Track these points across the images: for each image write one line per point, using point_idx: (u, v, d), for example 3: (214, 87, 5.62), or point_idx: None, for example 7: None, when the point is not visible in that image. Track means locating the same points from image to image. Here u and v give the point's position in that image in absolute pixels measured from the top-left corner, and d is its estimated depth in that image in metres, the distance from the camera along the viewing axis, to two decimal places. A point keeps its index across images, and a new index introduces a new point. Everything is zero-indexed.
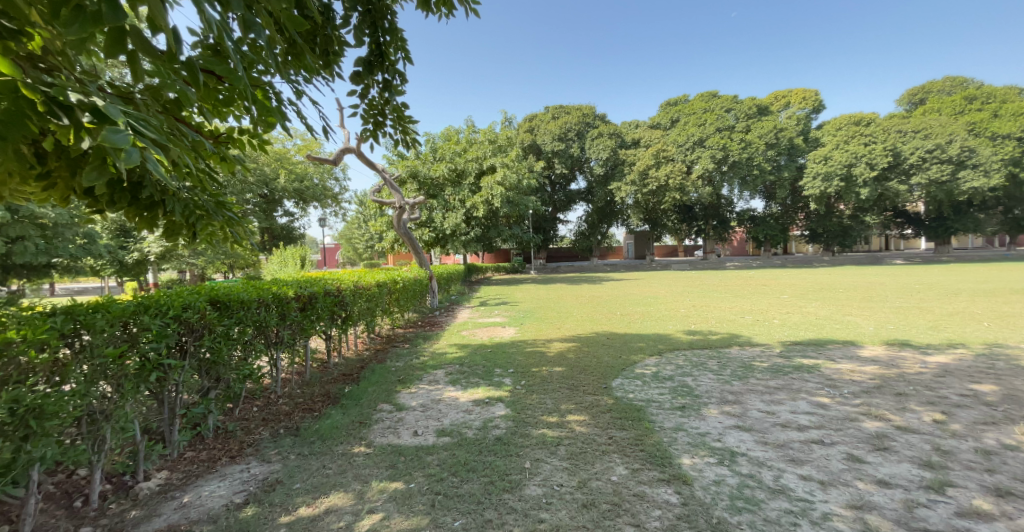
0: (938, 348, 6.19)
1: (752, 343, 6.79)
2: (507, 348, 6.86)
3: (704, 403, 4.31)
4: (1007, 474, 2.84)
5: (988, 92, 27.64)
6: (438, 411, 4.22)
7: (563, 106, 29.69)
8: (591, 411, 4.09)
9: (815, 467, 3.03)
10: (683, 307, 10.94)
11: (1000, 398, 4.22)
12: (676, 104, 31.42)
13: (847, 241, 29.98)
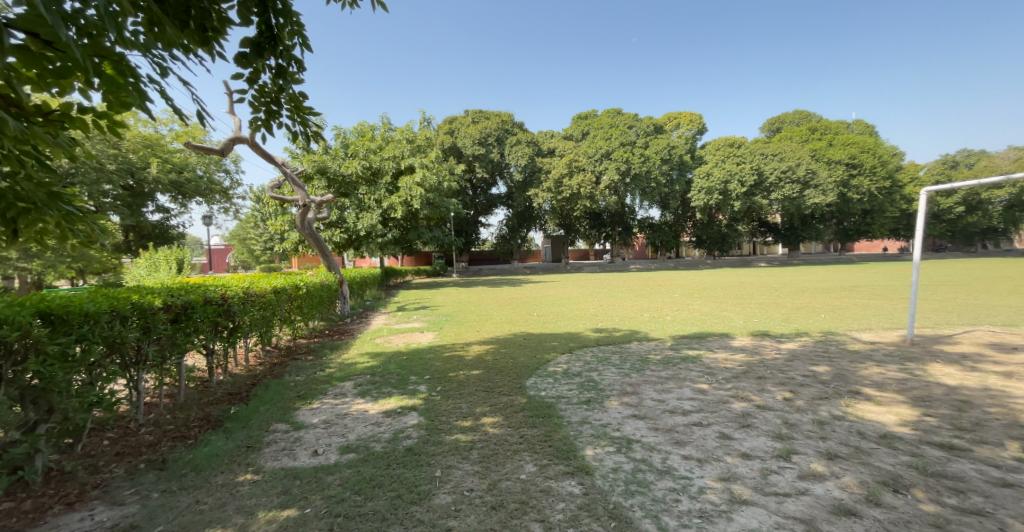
0: (790, 337, 7.37)
1: (648, 339, 7.44)
2: (423, 354, 6.65)
3: (607, 396, 4.61)
4: (834, 439, 3.47)
5: (825, 125, 33.81)
6: (342, 425, 3.94)
7: (482, 111, 29.67)
8: (504, 412, 4.13)
9: (695, 446, 3.40)
10: (592, 306, 11.62)
11: (831, 376, 5.15)
12: (585, 117, 33.43)
13: (726, 247, 34.44)
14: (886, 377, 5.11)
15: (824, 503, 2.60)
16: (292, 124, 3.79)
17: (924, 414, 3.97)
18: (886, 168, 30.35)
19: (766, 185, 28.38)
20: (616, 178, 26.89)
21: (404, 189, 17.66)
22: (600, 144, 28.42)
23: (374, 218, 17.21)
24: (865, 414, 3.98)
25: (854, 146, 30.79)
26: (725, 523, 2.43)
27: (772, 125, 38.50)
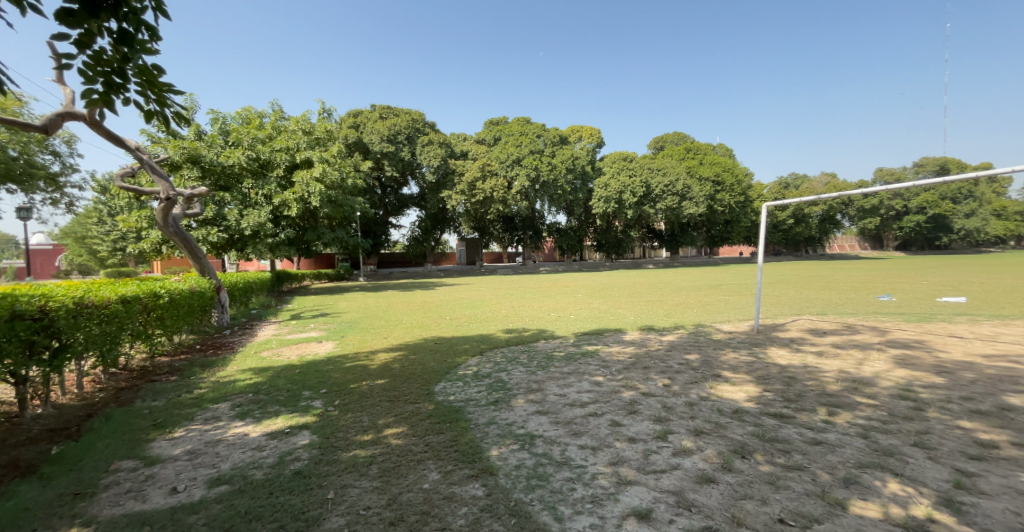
0: (671, 330, 8.30)
1: (553, 337, 7.78)
2: (321, 365, 6.11)
3: (513, 395, 4.70)
4: (700, 417, 3.98)
5: (697, 147, 38.98)
6: (214, 453, 3.43)
7: (390, 107, 27.98)
8: (409, 421, 3.97)
9: (591, 436, 3.63)
10: (502, 308, 11.79)
11: (700, 362, 5.92)
12: (496, 123, 33.78)
13: (621, 250, 37.63)
14: (741, 361, 6.03)
15: (692, 475, 2.96)
16: (144, 102, 3.22)
17: (765, 390, 4.77)
18: (742, 185, 35.96)
19: (653, 197, 31.64)
20: (526, 184, 27.65)
21: (300, 185, 16.01)
22: (511, 150, 28.95)
23: (264, 214, 15.39)
24: (725, 393, 4.65)
25: (717, 166, 35.94)
26: (613, 504, 2.63)
27: (657, 143, 43.07)
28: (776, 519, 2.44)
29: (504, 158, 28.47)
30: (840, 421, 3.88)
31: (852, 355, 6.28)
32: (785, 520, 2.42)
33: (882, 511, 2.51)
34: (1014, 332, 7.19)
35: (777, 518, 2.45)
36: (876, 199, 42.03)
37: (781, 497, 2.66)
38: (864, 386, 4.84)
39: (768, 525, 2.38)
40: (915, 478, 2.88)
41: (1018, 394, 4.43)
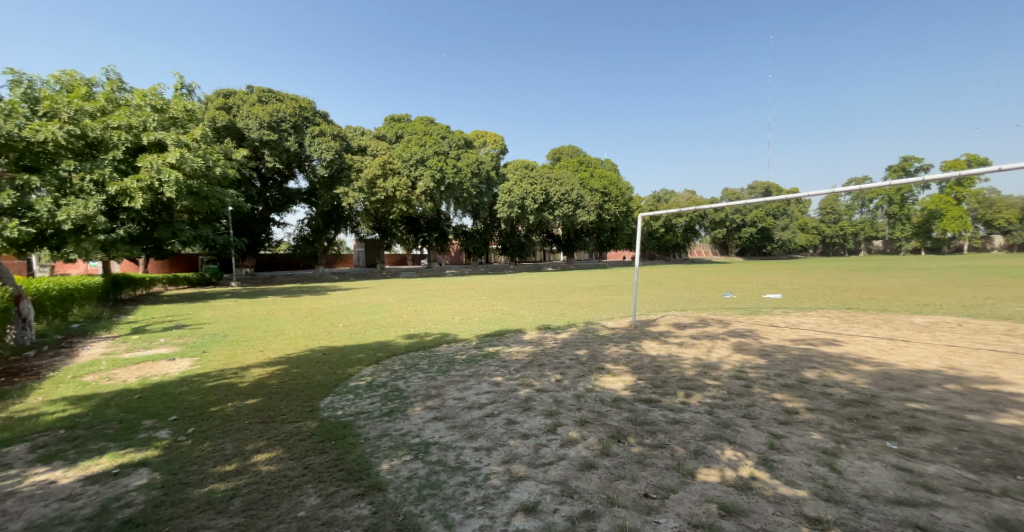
0: (566, 328, 8.75)
1: (456, 340, 7.64)
2: (172, 388, 5.14)
3: (410, 402, 4.51)
4: (586, 408, 4.26)
5: (589, 160, 42.02)
6: (4, 512, 2.67)
7: (272, 91, 24.58)
8: (286, 443, 3.55)
9: (486, 437, 3.64)
10: (403, 312, 11.27)
11: (589, 357, 6.36)
12: (398, 120, 31.75)
13: (525, 254, 38.57)
14: (623, 354, 6.63)
15: (576, 463, 3.15)
16: None
17: (640, 379, 5.32)
18: (625, 197, 39.71)
19: (551, 204, 33.10)
20: (432, 186, 26.54)
21: (148, 171, 13.38)
22: (415, 150, 27.27)
23: (93, 205, 12.37)
24: (607, 384, 5.06)
25: (605, 179, 39.21)
26: (503, 502, 2.67)
27: (554, 153, 45.36)
28: (643, 494, 2.73)
29: (406, 157, 27.08)
30: (695, 401, 4.51)
31: (706, 343, 7.35)
32: (650, 494, 2.72)
33: (721, 475, 2.97)
34: (814, 320, 9.13)
35: (643, 493, 2.74)
36: (726, 212, 49.94)
37: (647, 474, 2.98)
38: (713, 370, 5.70)
39: (637, 501, 2.64)
40: (744, 444, 3.47)
41: (813, 369, 5.63)
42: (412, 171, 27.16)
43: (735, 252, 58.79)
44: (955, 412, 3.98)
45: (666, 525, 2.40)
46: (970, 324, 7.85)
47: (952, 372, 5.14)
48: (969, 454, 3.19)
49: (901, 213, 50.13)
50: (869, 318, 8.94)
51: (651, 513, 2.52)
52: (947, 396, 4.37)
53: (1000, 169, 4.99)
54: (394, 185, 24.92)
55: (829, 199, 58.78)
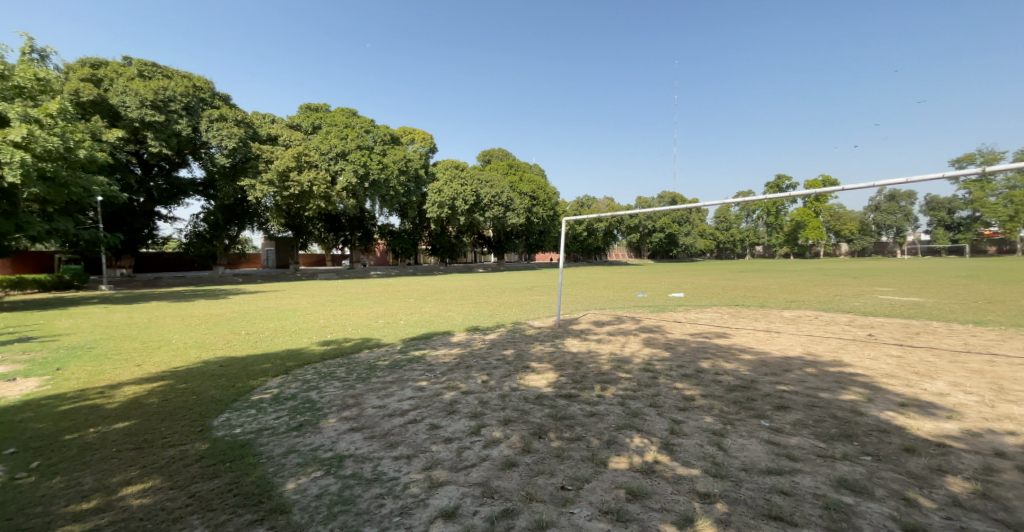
0: (494, 329, 8.78)
1: (378, 345, 7.30)
2: (15, 415, 4.29)
3: (324, 415, 4.22)
4: (510, 407, 4.31)
5: (518, 164, 42.73)
6: None
7: (155, 64, 21.47)
8: (169, 470, 3.14)
9: (407, 445, 3.53)
10: (320, 316, 10.53)
11: (514, 357, 6.46)
12: (316, 109, 29.49)
13: (455, 255, 38.06)
14: (548, 352, 6.84)
15: (498, 462, 3.18)
16: None
17: (562, 375, 5.53)
18: (552, 201, 40.94)
19: (481, 206, 32.97)
20: (355, 182, 25.00)
21: None
22: (335, 143, 25.45)
23: None
24: (531, 382, 5.19)
25: (534, 183, 40.09)
26: (421, 510, 2.62)
27: (484, 155, 45.53)
28: (559, 487, 2.84)
29: (325, 150, 25.25)
30: (609, 393, 4.79)
31: (623, 339, 7.86)
32: (566, 486, 2.84)
33: (630, 462, 3.19)
34: (711, 315, 10.22)
35: (560, 486, 2.85)
36: (639, 218, 53.87)
37: (565, 467, 3.11)
38: (627, 364, 6.11)
39: (553, 494, 2.75)
40: (649, 431, 3.77)
41: (708, 360, 6.28)
42: (333, 165, 25.27)
43: (650, 255, 63.60)
44: (813, 391, 4.70)
45: (579, 515, 2.52)
46: (824, 317, 9.32)
47: (812, 357, 6.06)
48: (823, 426, 3.79)
49: (774, 223, 58.17)
50: (753, 313, 10.21)
51: (566, 504, 2.63)
52: (808, 378, 5.15)
53: (849, 188, 5.94)
54: (313, 179, 23.11)
55: (720, 209, 66.14)
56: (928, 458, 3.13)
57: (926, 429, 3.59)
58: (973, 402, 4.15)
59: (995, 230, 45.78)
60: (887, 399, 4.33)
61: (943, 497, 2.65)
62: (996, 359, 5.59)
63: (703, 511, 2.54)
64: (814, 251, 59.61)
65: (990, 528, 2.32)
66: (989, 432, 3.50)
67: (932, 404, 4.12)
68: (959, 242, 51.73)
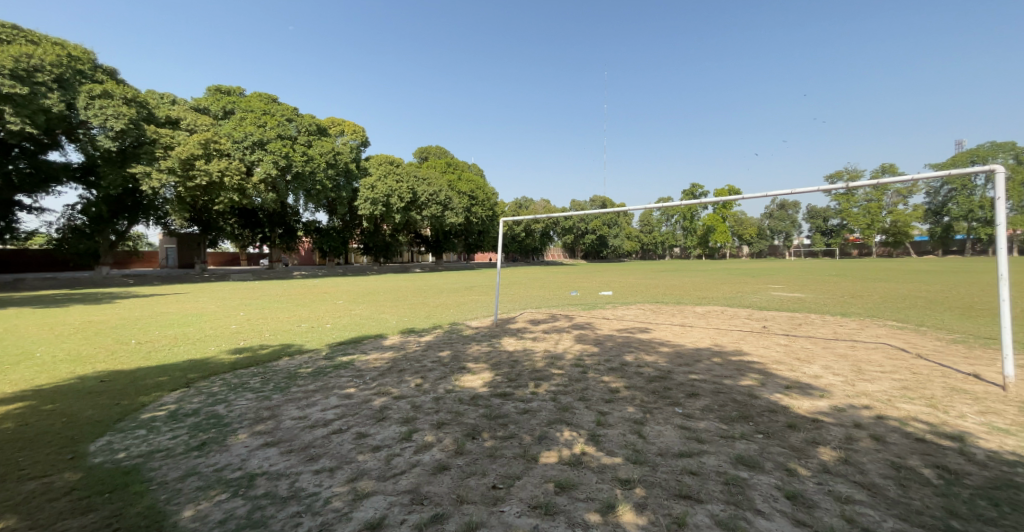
0: (429, 330, 8.65)
1: (301, 351, 6.88)
2: None
3: (233, 431, 3.83)
4: (443, 410, 4.24)
5: (456, 162, 42.32)
6: None
7: (16, 26, 17.58)
8: (28, 507, 2.66)
9: (329, 456, 3.29)
10: (232, 322, 9.66)
11: (449, 358, 6.40)
12: (228, 93, 26.72)
13: (390, 254, 36.85)
14: (483, 352, 6.86)
15: (428, 467, 3.07)
16: None
17: (497, 375, 5.57)
18: (490, 201, 41.04)
19: (419, 204, 32.14)
20: (275, 174, 23.48)
21: None
22: (251, 130, 23.45)
23: None
24: (465, 383, 5.18)
25: (472, 183, 39.93)
26: (344, 525, 2.43)
27: (420, 152, 44.51)
28: (491, 487, 2.79)
29: (238, 138, 23.27)
30: (542, 390, 4.92)
31: (556, 337, 8.10)
32: (497, 485, 2.80)
33: (559, 455, 3.26)
34: (636, 312, 10.90)
35: (491, 485, 2.80)
36: (572, 220, 55.98)
37: (496, 466, 3.07)
38: (559, 360, 6.31)
39: (484, 494, 2.70)
40: (577, 424, 3.92)
41: (632, 353, 6.69)
42: (248, 155, 23.45)
43: (583, 255, 66.32)
44: (719, 379, 5.19)
45: (509, 512, 2.50)
46: (731, 311, 10.35)
47: (719, 348, 6.71)
48: (728, 410, 4.18)
49: (690, 227, 63.46)
50: (672, 309, 11.06)
51: (497, 503, 2.60)
52: (715, 367, 5.68)
53: (748, 197, 6.58)
54: (224, 167, 21.39)
55: (643, 213, 70.67)
56: (808, 433, 3.59)
57: (805, 407, 4.13)
58: (841, 382, 4.84)
59: (860, 236, 54.27)
60: (777, 383, 4.90)
61: (820, 466, 3.04)
62: (858, 345, 6.57)
63: (625, 497, 2.67)
64: (724, 252, 65.91)
65: (854, 490, 2.70)
66: (852, 406, 4.10)
67: (811, 385, 4.74)
68: (832, 245, 60.12)
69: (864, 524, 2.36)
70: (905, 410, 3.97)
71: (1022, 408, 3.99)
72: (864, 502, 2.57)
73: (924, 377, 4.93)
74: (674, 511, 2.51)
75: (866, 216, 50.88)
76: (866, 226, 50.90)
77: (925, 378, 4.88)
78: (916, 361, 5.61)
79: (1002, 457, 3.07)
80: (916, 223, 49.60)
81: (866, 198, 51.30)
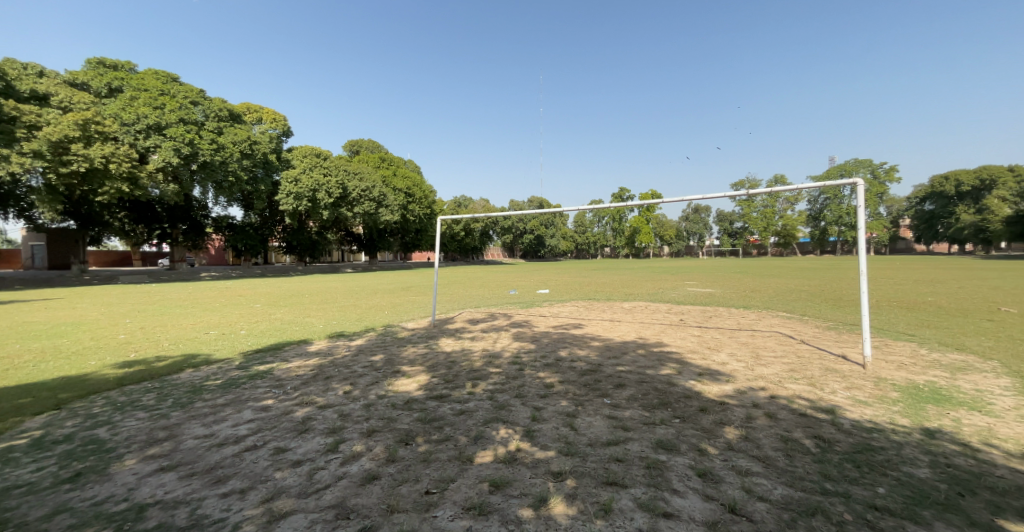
0: (360, 334, 8.31)
1: (210, 362, 6.28)
2: None
3: (117, 457, 3.34)
4: (374, 417, 4.12)
5: (391, 157, 41.03)
6: None
7: None
8: None
9: (240, 477, 3.03)
10: (121, 331, 8.51)
11: (383, 362, 6.21)
12: (114, 67, 21.78)
13: (317, 253, 34.81)
14: (419, 354, 6.75)
15: (357, 478, 2.97)
16: None
17: (433, 377, 5.51)
18: (428, 200, 40.22)
19: (349, 200, 30.73)
20: (177, 163, 20.10)
21: None
22: (145, 111, 19.72)
23: None
24: (399, 387, 5.07)
25: (408, 179, 38.92)
26: None
27: (351, 145, 42.54)
28: (423, 493, 2.77)
29: (127, 119, 19.38)
30: (479, 390, 4.96)
31: (494, 335, 8.18)
32: (430, 490, 2.79)
33: (495, 454, 3.31)
34: (569, 308, 11.29)
35: (424, 491, 2.78)
36: (510, 220, 56.96)
37: (430, 470, 3.06)
38: (497, 359, 6.39)
39: (417, 501, 2.67)
40: (513, 421, 4.00)
41: (566, 348, 6.96)
42: (142, 140, 19.79)
43: (520, 254, 67.49)
44: (642, 369, 5.57)
45: (443, 517, 2.50)
46: (654, 305, 11.09)
47: (643, 340, 7.18)
48: (650, 398, 4.52)
49: (619, 227, 67.11)
50: (603, 305, 11.62)
51: (430, 509, 2.58)
52: (639, 358, 6.09)
53: (667, 200, 7.05)
54: (111, 151, 17.62)
55: (577, 213, 73.36)
56: (716, 414, 3.98)
57: (714, 392, 4.58)
58: (743, 367, 5.40)
59: (759, 237, 61.10)
60: (691, 370, 5.36)
61: (725, 444, 3.40)
62: (757, 333, 7.38)
63: (557, 489, 2.79)
64: (648, 251, 70.45)
65: (752, 463, 3.05)
66: (751, 388, 4.60)
67: (719, 371, 5.25)
68: (736, 246, 66.78)
69: (759, 493, 2.66)
70: (792, 389, 4.54)
71: (877, 382, 4.74)
72: (760, 473, 2.91)
73: (807, 359, 5.67)
74: (601, 498, 2.66)
75: (763, 219, 57.69)
76: (763, 228, 57.62)
77: (808, 360, 5.63)
78: (801, 346, 6.43)
79: (863, 424, 3.63)
80: (801, 226, 56.71)
81: (763, 204, 57.62)
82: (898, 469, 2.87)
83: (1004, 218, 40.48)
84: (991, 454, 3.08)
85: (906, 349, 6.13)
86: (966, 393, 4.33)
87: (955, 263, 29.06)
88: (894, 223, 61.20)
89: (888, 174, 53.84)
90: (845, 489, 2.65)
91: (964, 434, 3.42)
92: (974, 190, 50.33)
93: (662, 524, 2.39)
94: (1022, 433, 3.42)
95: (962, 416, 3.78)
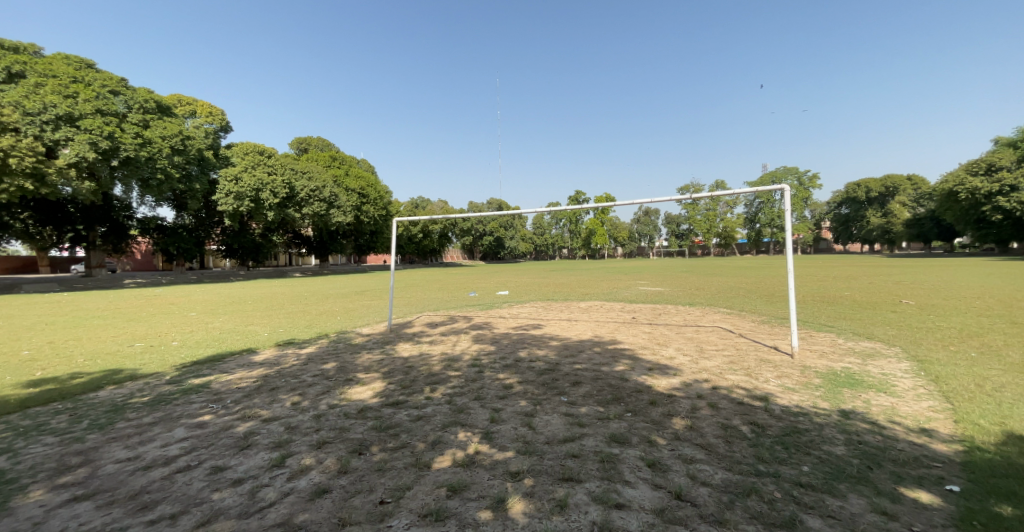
0: (310, 341, 8.04)
1: (136, 377, 5.84)
2: None
3: (20, 489, 3.03)
4: (324, 428, 4.01)
5: (343, 156, 39.83)
6: None
7: None
8: None
9: (170, 501, 2.85)
10: (25, 347, 7.66)
11: (335, 370, 6.02)
12: (15, 50, 19.78)
13: (260, 257, 33.02)
14: (374, 360, 6.58)
15: (304, 493, 2.89)
16: None
17: (390, 383, 5.42)
18: (383, 200, 39.26)
19: (298, 200, 29.42)
20: (94, 159, 17.85)
21: None
22: (54, 100, 17.52)
23: None
24: (354, 395, 4.94)
25: (361, 180, 37.87)
26: None
27: (299, 143, 40.90)
28: (378, 502, 2.74)
29: (29, 108, 17.12)
30: (437, 394, 4.93)
31: (453, 339, 8.12)
32: (385, 500, 2.77)
33: (452, 458, 3.32)
34: (527, 309, 11.40)
35: (379, 501, 2.76)
36: (470, 222, 57.09)
37: (384, 479, 3.02)
38: (455, 362, 6.36)
39: (371, 512, 2.64)
40: (471, 423, 4.03)
41: (524, 349, 7.04)
42: (50, 132, 17.40)
43: (479, 255, 67.77)
44: (597, 367, 5.75)
45: (397, 526, 2.48)
46: (609, 305, 11.47)
47: (598, 339, 7.38)
48: (604, 393, 4.67)
49: (576, 229, 68.88)
50: (557, 305, 11.88)
51: (384, 519, 2.56)
52: (594, 356, 6.27)
53: (617, 204, 7.32)
54: (10, 143, 15.61)
55: (535, 215, 74.25)
56: (664, 407, 4.19)
57: (663, 386, 4.80)
58: (688, 361, 5.72)
59: (702, 237, 64.73)
60: (642, 366, 5.61)
61: (672, 434, 3.58)
62: (701, 329, 7.81)
63: (515, 489, 2.84)
64: (603, 252, 72.87)
65: (696, 451, 3.24)
66: (695, 381, 4.88)
67: (666, 366, 5.52)
68: (682, 246, 70.26)
69: (702, 479, 2.84)
70: (731, 380, 4.86)
71: (803, 370, 5.18)
72: (703, 460, 3.10)
73: (744, 352, 6.07)
74: (557, 494, 2.74)
75: (706, 222, 61.28)
76: (706, 230, 61.14)
77: (745, 352, 6.04)
78: (738, 339, 6.89)
79: (791, 409, 3.95)
80: (738, 228, 60.29)
81: (706, 208, 61.12)
82: (820, 448, 3.16)
83: (904, 222, 48.49)
84: (895, 430, 3.46)
85: (827, 339, 6.70)
86: (875, 377, 4.83)
87: (859, 262, 32.21)
88: (819, 225, 66.82)
89: (811, 182, 59.00)
90: (775, 469, 2.89)
91: (874, 413, 3.82)
92: (880, 196, 55.81)
93: (613, 515, 2.50)
94: (920, 410, 3.87)
95: (872, 397, 4.21)
